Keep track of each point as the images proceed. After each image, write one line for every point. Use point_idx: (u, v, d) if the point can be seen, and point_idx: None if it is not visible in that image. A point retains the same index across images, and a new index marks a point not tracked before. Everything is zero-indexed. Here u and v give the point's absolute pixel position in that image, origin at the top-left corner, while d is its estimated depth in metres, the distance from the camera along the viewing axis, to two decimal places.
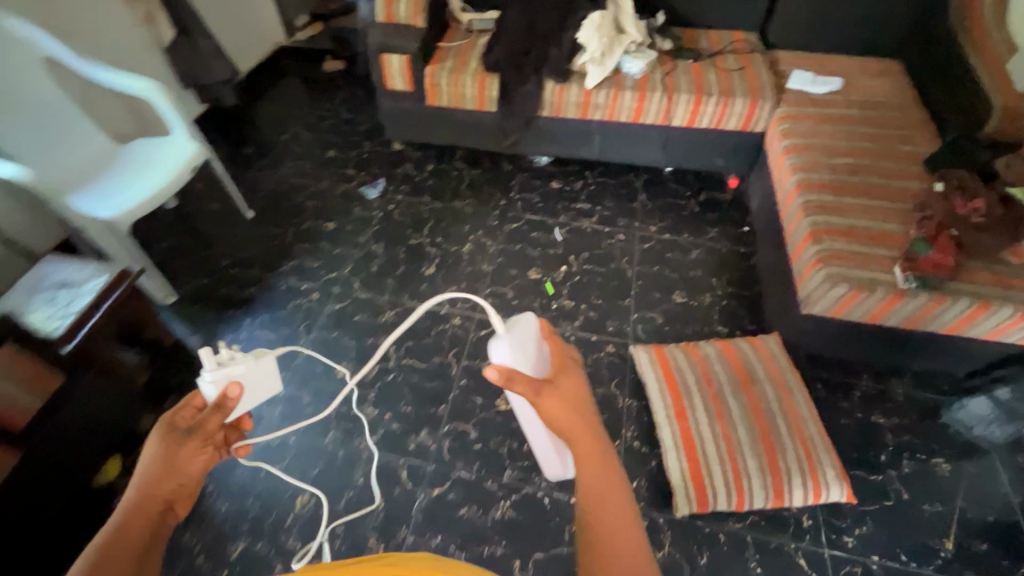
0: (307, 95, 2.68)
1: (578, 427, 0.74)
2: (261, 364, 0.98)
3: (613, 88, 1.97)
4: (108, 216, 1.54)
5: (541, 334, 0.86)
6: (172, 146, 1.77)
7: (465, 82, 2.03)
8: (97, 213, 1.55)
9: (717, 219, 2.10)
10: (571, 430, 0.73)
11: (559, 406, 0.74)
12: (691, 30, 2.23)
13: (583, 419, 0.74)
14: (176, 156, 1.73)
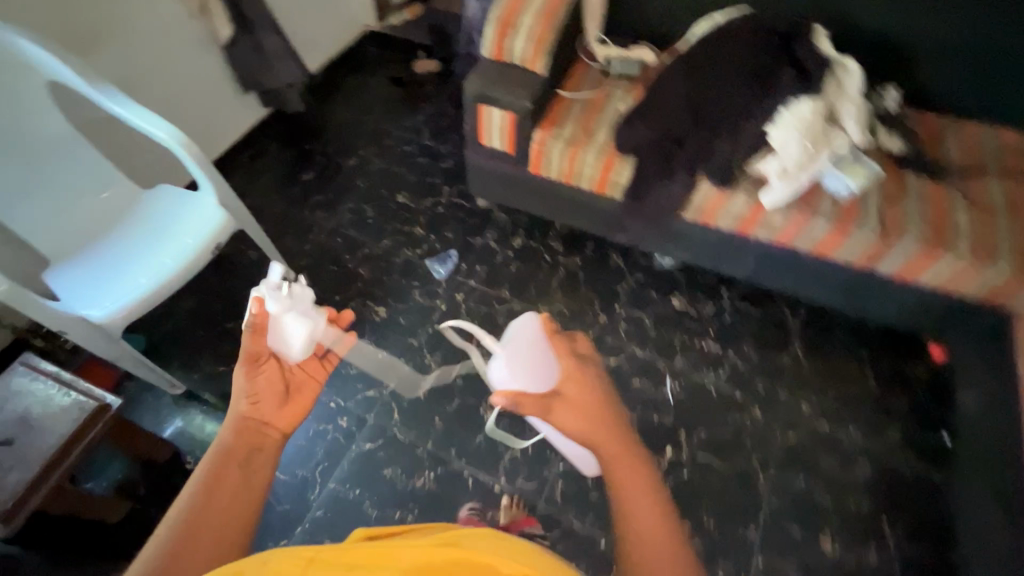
0: (388, 104, 2.19)
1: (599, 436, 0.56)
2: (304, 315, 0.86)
3: (799, 211, 1.34)
4: (97, 319, 1.19)
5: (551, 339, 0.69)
6: (194, 212, 1.36)
7: (584, 159, 1.47)
8: (87, 312, 1.20)
9: (901, 407, 1.47)
10: (592, 442, 0.55)
11: (572, 420, 0.55)
12: (932, 116, 1.50)
13: (604, 422, 0.56)
14: (193, 230, 1.33)
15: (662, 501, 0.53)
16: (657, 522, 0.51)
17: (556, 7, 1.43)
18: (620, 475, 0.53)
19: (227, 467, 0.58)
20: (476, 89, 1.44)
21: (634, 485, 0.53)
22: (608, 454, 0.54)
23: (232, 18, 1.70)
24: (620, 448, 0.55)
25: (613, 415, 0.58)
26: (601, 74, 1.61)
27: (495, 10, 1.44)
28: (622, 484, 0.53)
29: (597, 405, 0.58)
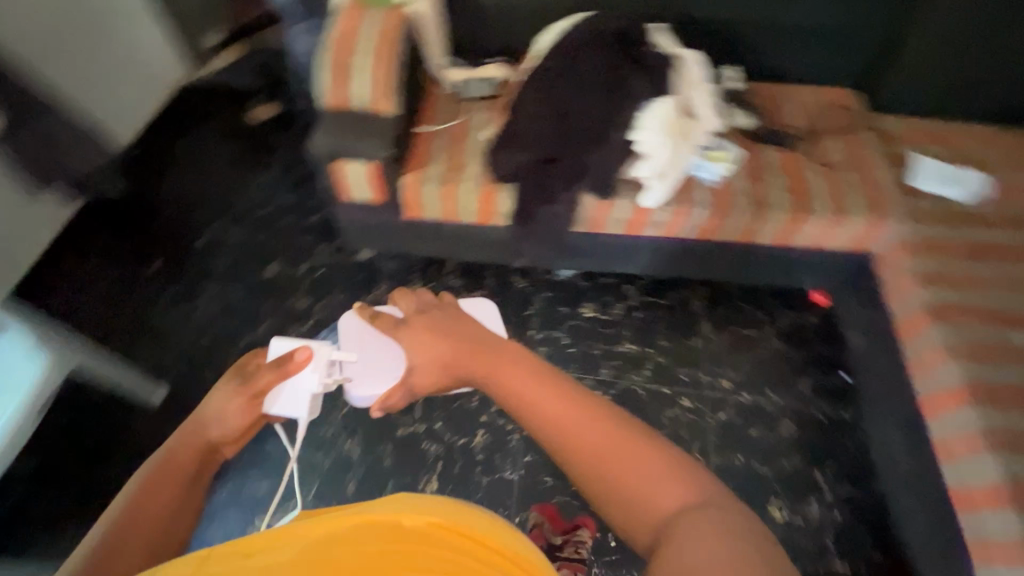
0: (229, 163, 1.93)
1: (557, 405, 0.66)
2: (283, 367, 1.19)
3: (680, 205, 1.36)
4: None
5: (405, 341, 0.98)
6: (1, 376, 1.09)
7: (461, 196, 1.37)
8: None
9: (804, 358, 1.58)
10: (549, 410, 0.65)
11: (536, 395, 0.67)
12: (769, 85, 1.60)
13: (558, 392, 0.67)
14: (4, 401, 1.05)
15: (636, 434, 0.63)
16: (640, 451, 0.61)
17: (391, 42, 1.30)
18: (592, 434, 0.62)
19: (116, 545, 0.64)
20: (325, 145, 1.28)
21: (607, 427, 0.63)
22: (566, 417, 0.64)
23: None
24: (578, 408, 0.65)
25: (560, 380, 0.69)
26: (457, 99, 1.51)
27: (324, 55, 1.28)
28: (599, 443, 0.62)
29: (541, 385, 0.69)
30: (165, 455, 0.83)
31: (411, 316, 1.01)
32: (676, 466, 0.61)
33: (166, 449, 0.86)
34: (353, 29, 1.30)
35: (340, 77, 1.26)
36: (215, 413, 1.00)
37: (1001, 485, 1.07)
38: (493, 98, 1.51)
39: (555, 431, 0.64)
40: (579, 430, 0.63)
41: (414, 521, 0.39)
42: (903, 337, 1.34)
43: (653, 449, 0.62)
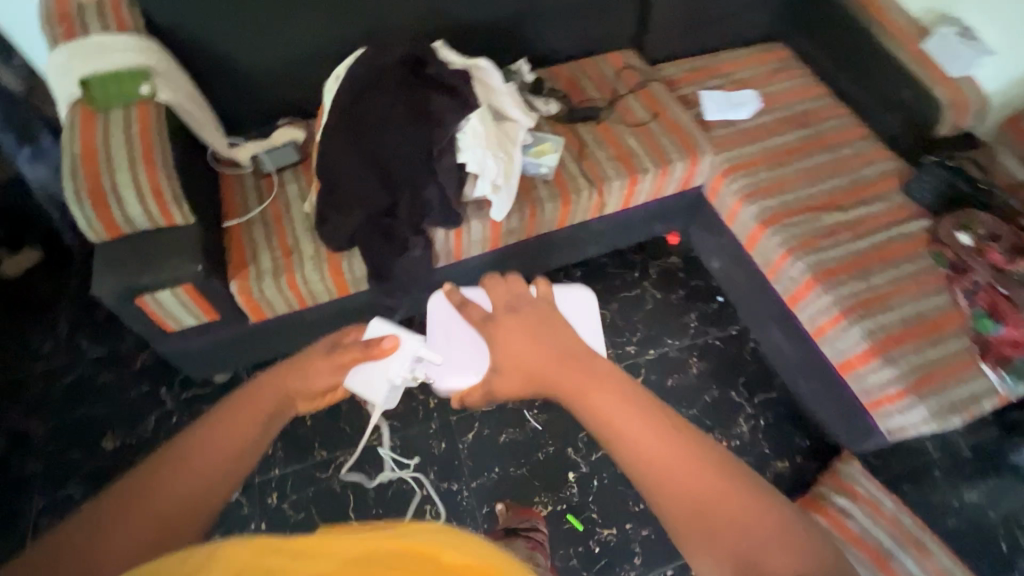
0: (1, 339, 1.53)
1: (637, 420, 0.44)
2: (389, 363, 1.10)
3: (529, 206, 1.36)
4: None
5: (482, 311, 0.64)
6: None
7: (306, 279, 1.22)
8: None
9: (685, 298, 1.70)
10: (630, 425, 0.43)
11: (608, 402, 0.45)
12: (561, 67, 1.66)
13: (631, 402, 0.44)
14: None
15: (751, 493, 0.41)
16: (747, 503, 0.41)
17: (150, 139, 1.10)
18: (699, 489, 0.41)
19: (207, 450, 0.41)
20: (114, 287, 1.05)
21: (708, 475, 0.41)
22: (661, 459, 0.42)
23: None
24: (681, 445, 0.42)
25: (662, 403, 0.45)
26: (261, 176, 1.34)
27: (71, 180, 1.04)
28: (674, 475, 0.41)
29: (633, 407, 0.44)
30: (238, 399, 0.45)
31: (493, 314, 0.56)
32: (791, 530, 0.41)
33: (239, 390, 0.46)
34: (97, 140, 1.08)
35: (102, 200, 1.03)
36: (313, 379, 0.51)
37: (869, 351, 1.24)
38: (301, 162, 1.36)
39: (644, 478, 0.42)
40: (674, 476, 0.41)
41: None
42: (751, 250, 1.48)
43: (764, 507, 0.41)
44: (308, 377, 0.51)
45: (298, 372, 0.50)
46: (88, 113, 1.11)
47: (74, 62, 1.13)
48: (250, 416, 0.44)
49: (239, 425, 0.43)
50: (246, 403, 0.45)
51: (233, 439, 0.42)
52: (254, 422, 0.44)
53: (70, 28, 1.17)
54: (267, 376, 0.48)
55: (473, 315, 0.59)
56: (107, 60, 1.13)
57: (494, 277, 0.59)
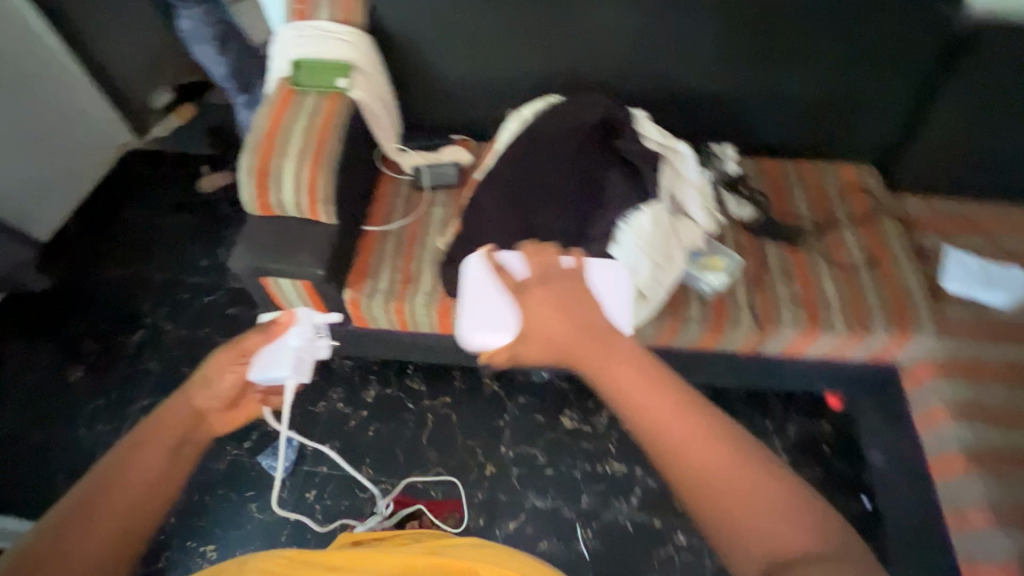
0: (174, 245, 1.75)
1: (638, 386, 0.44)
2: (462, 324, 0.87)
3: (670, 320, 1.16)
4: None
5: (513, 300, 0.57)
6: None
7: (413, 313, 1.17)
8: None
9: (819, 478, 1.37)
10: (640, 407, 0.43)
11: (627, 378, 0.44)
12: (774, 163, 1.39)
13: (644, 376, 0.44)
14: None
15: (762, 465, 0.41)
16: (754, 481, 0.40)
17: (326, 134, 1.11)
18: (713, 468, 0.40)
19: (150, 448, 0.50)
20: (247, 263, 1.08)
21: (724, 455, 0.41)
22: (676, 434, 0.41)
23: None
24: (691, 419, 0.42)
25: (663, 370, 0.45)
26: (414, 188, 1.32)
27: (248, 154, 1.09)
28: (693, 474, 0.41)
29: (649, 379, 0.44)
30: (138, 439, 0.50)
31: (526, 285, 0.52)
32: (807, 507, 0.40)
33: (157, 407, 0.54)
34: (283, 121, 1.12)
35: (266, 181, 1.07)
36: (224, 375, 0.62)
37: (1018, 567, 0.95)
38: (455, 186, 1.31)
39: (662, 453, 0.42)
40: (693, 452, 0.41)
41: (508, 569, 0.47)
42: (937, 477, 1.12)
43: (775, 483, 0.41)
44: (217, 381, 0.61)
45: (208, 372, 0.61)
46: (287, 94, 1.16)
47: (294, 42, 1.18)
48: (171, 426, 0.53)
49: (159, 442, 0.51)
50: (166, 408, 0.54)
51: (151, 464, 0.49)
52: (177, 430, 0.53)
53: (305, 7, 1.20)
54: (184, 388, 0.57)
55: (508, 280, 0.56)
56: (321, 49, 1.17)
57: (535, 246, 0.56)
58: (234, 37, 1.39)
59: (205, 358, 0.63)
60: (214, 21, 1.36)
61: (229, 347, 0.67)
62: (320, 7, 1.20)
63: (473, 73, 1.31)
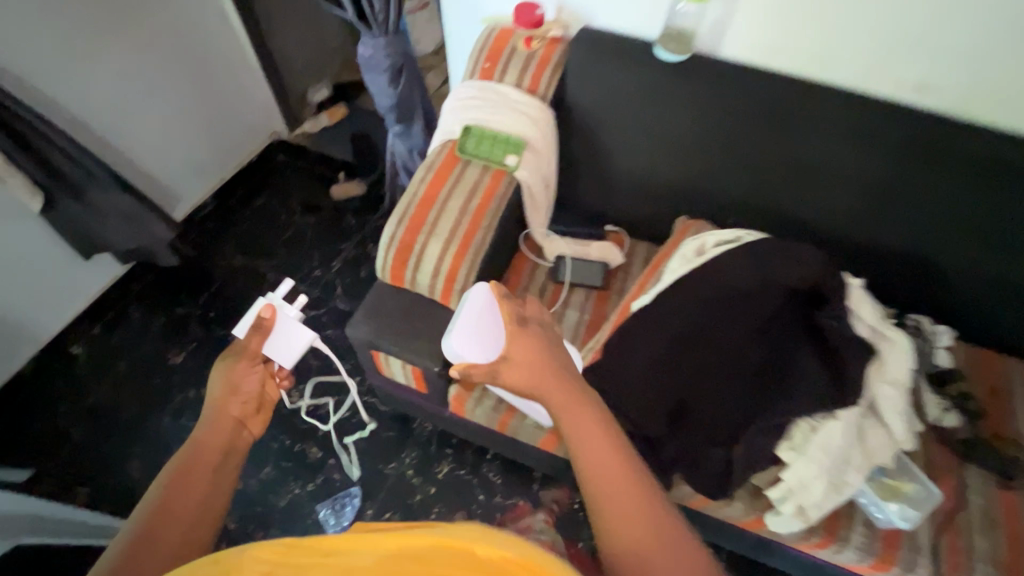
0: (292, 245, 1.74)
1: (589, 431, 0.49)
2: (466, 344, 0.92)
3: (822, 536, 0.93)
4: None
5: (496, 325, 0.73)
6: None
7: (518, 425, 1.07)
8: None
9: None
10: (583, 445, 0.48)
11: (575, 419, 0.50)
12: (999, 360, 1.09)
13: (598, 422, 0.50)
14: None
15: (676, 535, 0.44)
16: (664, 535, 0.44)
17: (480, 217, 0.99)
18: (630, 520, 0.44)
19: (194, 462, 0.58)
20: (363, 335, 0.99)
21: (648, 516, 0.45)
22: (608, 476, 0.46)
23: (42, 186, 1.22)
24: (625, 473, 0.47)
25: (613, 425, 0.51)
26: (552, 281, 1.18)
27: (395, 220, 0.98)
28: (608, 503, 0.45)
29: (600, 428, 0.50)
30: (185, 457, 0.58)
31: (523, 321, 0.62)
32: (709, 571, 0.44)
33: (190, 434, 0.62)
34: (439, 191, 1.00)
35: (407, 256, 0.97)
36: (242, 377, 0.73)
37: None
38: (598, 291, 1.17)
39: (596, 496, 0.46)
40: (615, 491, 0.46)
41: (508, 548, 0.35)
42: None
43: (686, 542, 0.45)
44: (234, 388, 0.71)
45: (234, 376, 0.73)
46: (451, 158, 1.04)
47: (472, 104, 1.06)
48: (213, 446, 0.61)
49: (202, 464, 0.58)
50: (211, 428, 0.64)
51: (200, 481, 0.57)
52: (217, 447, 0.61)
53: (492, 66, 1.09)
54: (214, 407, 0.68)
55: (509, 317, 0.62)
56: (498, 118, 1.05)
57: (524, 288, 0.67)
58: (407, 69, 1.31)
59: (218, 369, 0.73)
60: (394, 53, 1.27)
61: (224, 361, 0.76)
62: (508, 71, 1.08)
63: (652, 172, 1.15)
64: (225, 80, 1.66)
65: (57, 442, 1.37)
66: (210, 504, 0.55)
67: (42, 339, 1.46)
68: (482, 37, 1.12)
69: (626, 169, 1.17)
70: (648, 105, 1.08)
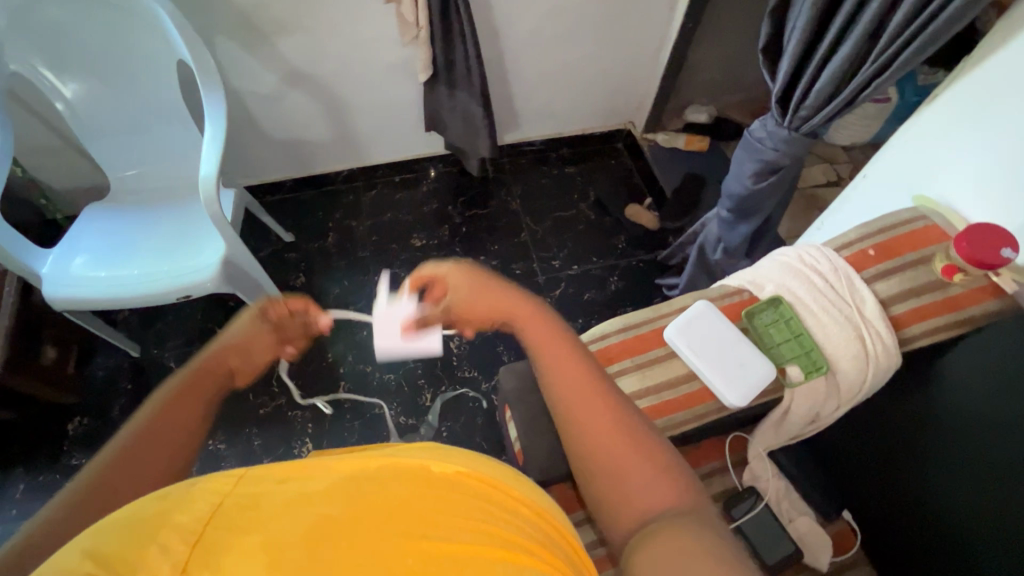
0: (559, 225, 1.74)
1: (569, 384, 0.57)
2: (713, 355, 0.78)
3: None
4: (49, 293, 1.12)
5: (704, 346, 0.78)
6: (173, 250, 1.20)
7: None
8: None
9: None
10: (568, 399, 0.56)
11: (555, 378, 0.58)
12: None
13: (580, 378, 0.57)
14: (149, 266, 1.17)
15: (644, 446, 0.52)
16: (637, 455, 0.52)
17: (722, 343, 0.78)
18: (613, 448, 0.52)
19: (151, 422, 0.51)
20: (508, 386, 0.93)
21: (622, 439, 0.53)
22: (588, 411, 0.54)
23: (435, 65, 1.39)
24: (604, 409, 0.55)
25: (595, 370, 0.58)
26: (722, 504, 0.90)
27: (620, 323, 0.83)
28: (586, 424, 0.54)
29: (577, 370, 0.58)
30: (158, 410, 0.52)
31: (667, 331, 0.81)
32: (660, 462, 0.52)
33: (164, 387, 0.54)
34: (703, 345, 0.78)
35: (595, 365, 0.81)
36: (252, 340, 0.64)
37: None
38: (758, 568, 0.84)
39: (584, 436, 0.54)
40: (601, 440, 0.53)
41: (441, 466, 0.42)
42: None
43: (658, 456, 0.52)
44: (241, 354, 0.63)
45: (251, 342, 0.64)
46: (729, 314, 0.82)
47: (807, 279, 0.81)
48: (190, 398, 0.54)
49: (169, 417, 0.52)
50: (191, 384, 0.56)
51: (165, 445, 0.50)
52: (198, 407, 0.55)
53: (875, 258, 0.80)
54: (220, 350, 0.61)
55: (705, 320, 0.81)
56: (823, 318, 0.78)
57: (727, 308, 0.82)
58: (783, 172, 1.07)
59: (244, 325, 0.65)
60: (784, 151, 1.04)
61: (255, 309, 0.67)
62: (886, 277, 0.79)
63: (919, 480, 0.78)
64: (628, 57, 1.65)
65: (316, 234, 1.69)
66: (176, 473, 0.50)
67: (362, 162, 1.75)
68: (893, 218, 0.83)
69: (903, 432, 0.80)
70: (1007, 398, 0.69)
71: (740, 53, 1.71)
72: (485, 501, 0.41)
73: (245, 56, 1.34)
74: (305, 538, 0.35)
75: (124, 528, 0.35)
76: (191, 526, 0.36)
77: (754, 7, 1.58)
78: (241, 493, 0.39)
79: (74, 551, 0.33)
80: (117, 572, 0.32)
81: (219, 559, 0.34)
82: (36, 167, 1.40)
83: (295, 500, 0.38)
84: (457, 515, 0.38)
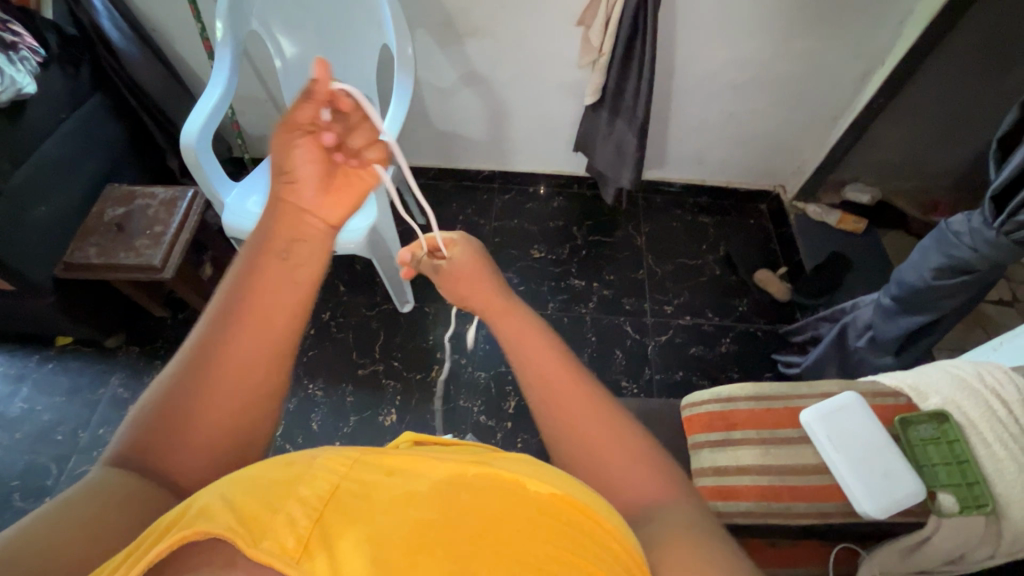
0: (680, 272, 1.69)
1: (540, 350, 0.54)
2: (856, 453, 0.71)
3: None
4: (227, 221, 1.26)
5: (849, 445, 0.71)
6: None
7: None
8: (184, 128, 1.19)
9: None
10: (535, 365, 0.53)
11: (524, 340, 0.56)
12: None
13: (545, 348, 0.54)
14: None
15: (631, 438, 0.48)
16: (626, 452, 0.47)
17: (866, 441, 0.72)
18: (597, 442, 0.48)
19: (225, 327, 0.49)
20: None
21: (609, 425, 0.49)
22: (575, 410, 0.50)
23: (605, 89, 1.43)
24: (581, 396, 0.51)
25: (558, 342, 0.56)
26: None
27: (753, 390, 0.79)
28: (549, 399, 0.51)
29: (546, 338, 0.55)
30: (227, 306, 0.50)
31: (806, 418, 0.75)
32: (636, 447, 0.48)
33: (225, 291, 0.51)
34: (852, 439, 0.72)
35: (718, 424, 0.77)
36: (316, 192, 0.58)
37: None
38: None
39: (579, 445, 0.49)
40: (580, 410, 0.50)
41: (540, 487, 0.37)
42: None
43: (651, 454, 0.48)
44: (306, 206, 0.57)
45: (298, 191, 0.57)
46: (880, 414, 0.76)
47: (985, 404, 0.72)
48: (268, 281, 0.52)
49: (254, 312, 0.50)
50: (253, 275, 0.52)
51: (257, 314, 0.50)
52: (273, 294, 0.52)
53: None
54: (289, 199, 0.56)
55: (844, 414, 0.74)
56: (997, 452, 0.69)
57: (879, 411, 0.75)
58: (975, 275, 0.96)
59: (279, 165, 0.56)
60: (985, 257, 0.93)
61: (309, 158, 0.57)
62: None
63: None
64: (799, 121, 1.58)
65: (446, 224, 1.78)
66: (266, 356, 0.50)
67: (504, 166, 1.83)
68: None
69: None
70: None
71: (923, 141, 1.59)
72: (587, 542, 0.35)
73: (436, 50, 1.46)
74: (409, 539, 0.33)
75: (242, 485, 0.35)
76: (313, 502, 0.35)
77: (955, 96, 1.46)
78: (353, 477, 0.37)
79: (212, 500, 0.34)
80: (246, 532, 0.32)
81: (335, 543, 0.32)
82: (242, 112, 1.62)
83: (399, 498, 0.35)
84: (551, 548, 0.34)
